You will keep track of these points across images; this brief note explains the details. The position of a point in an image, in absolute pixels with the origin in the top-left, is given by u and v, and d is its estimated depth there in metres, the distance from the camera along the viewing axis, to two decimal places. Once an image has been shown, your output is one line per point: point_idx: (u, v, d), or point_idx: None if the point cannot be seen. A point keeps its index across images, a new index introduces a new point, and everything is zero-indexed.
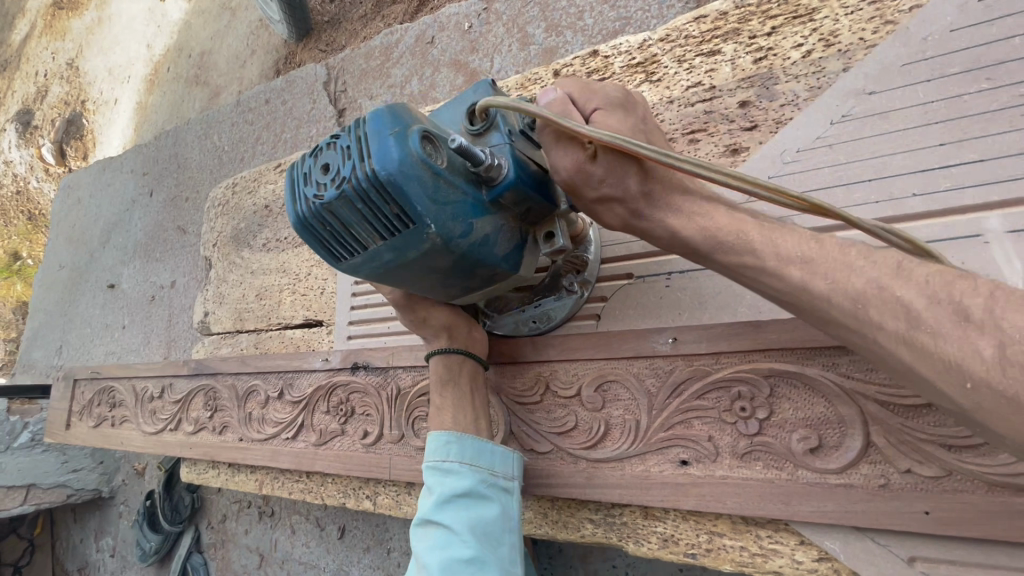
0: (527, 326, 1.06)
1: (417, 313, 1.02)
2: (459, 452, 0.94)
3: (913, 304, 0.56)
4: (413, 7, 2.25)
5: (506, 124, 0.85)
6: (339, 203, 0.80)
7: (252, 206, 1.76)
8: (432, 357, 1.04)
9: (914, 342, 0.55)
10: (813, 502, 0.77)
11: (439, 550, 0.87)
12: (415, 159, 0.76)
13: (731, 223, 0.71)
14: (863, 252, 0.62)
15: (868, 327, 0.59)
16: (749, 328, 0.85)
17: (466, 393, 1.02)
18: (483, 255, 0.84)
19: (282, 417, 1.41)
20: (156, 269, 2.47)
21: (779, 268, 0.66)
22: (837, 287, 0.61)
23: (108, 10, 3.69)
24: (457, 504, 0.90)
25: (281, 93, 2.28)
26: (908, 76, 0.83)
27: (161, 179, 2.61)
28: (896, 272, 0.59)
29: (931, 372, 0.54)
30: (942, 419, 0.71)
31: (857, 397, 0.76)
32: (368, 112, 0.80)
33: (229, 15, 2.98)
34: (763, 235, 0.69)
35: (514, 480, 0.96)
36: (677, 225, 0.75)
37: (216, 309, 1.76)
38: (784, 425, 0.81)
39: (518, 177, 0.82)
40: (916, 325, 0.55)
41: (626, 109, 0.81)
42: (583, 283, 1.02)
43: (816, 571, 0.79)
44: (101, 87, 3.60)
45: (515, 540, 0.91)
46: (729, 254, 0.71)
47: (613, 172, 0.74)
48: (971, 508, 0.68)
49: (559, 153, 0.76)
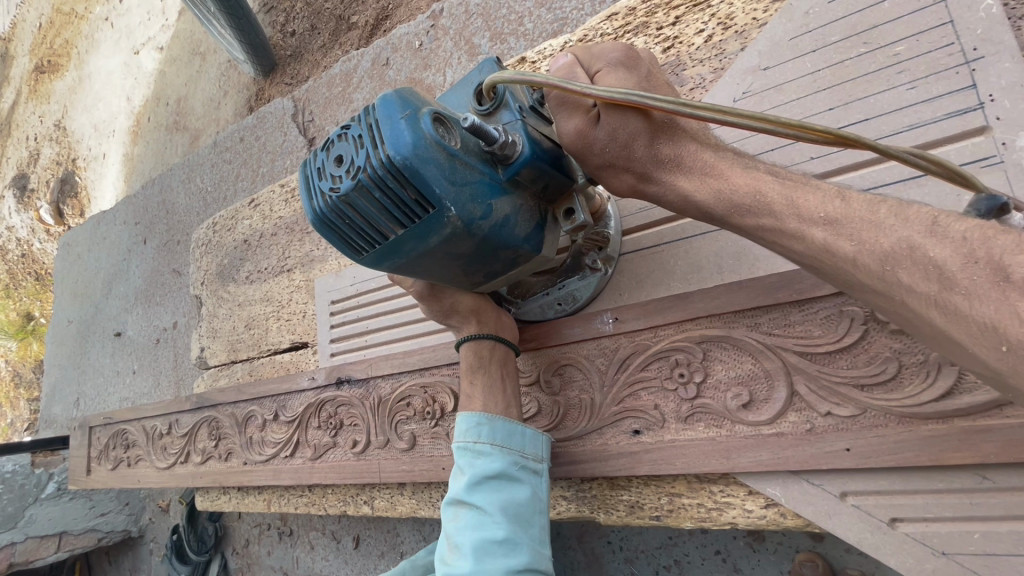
0: (553, 309, 1.06)
1: (443, 299, 1.01)
2: (490, 434, 0.94)
3: (947, 264, 0.52)
4: (367, 32, 2.34)
5: (516, 101, 0.85)
6: (354, 193, 0.79)
7: (232, 242, 1.84)
8: (463, 344, 1.02)
9: (946, 305, 0.52)
10: (751, 453, 0.83)
11: (472, 530, 0.87)
12: (430, 142, 0.76)
13: (750, 181, 0.69)
14: (894, 209, 0.59)
15: (895, 290, 0.56)
16: (677, 301, 0.91)
17: (497, 376, 1.00)
18: (505, 237, 0.84)
19: (279, 437, 1.49)
20: (158, 312, 2.57)
21: (801, 230, 0.64)
22: (864, 247, 0.58)
23: (87, 69, 3.81)
24: (488, 486, 0.90)
25: (254, 129, 2.37)
26: (797, 48, 0.89)
27: (152, 226, 2.71)
28: (930, 230, 0.55)
29: (966, 338, 0.52)
30: (854, 362, 0.78)
31: (779, 351, 0.82)
32: (376, 98, 0.79)
33: (199, 59, 3.09)
34: (782, 192, 0.66)
35: (544, 460, 0.96)
36: (689, 188, 0.75)
37: (210, 343, 1.84)
38: (719, 386, 0.87)
39: (534, 153, 0.82)
40: (948, 287, 0.52)
41: (630, 66, 0.78)
42: (606, 259, 1.01)
43: (765, 517, 0.84)
44: (88, 144, 3.72)
45: (545, 521, 0.92)
46: (747, 215, 0.70)
47: (615, 137, 0.75)
48: (886, 441, 0.74)
49: (565, 118, 0.78)
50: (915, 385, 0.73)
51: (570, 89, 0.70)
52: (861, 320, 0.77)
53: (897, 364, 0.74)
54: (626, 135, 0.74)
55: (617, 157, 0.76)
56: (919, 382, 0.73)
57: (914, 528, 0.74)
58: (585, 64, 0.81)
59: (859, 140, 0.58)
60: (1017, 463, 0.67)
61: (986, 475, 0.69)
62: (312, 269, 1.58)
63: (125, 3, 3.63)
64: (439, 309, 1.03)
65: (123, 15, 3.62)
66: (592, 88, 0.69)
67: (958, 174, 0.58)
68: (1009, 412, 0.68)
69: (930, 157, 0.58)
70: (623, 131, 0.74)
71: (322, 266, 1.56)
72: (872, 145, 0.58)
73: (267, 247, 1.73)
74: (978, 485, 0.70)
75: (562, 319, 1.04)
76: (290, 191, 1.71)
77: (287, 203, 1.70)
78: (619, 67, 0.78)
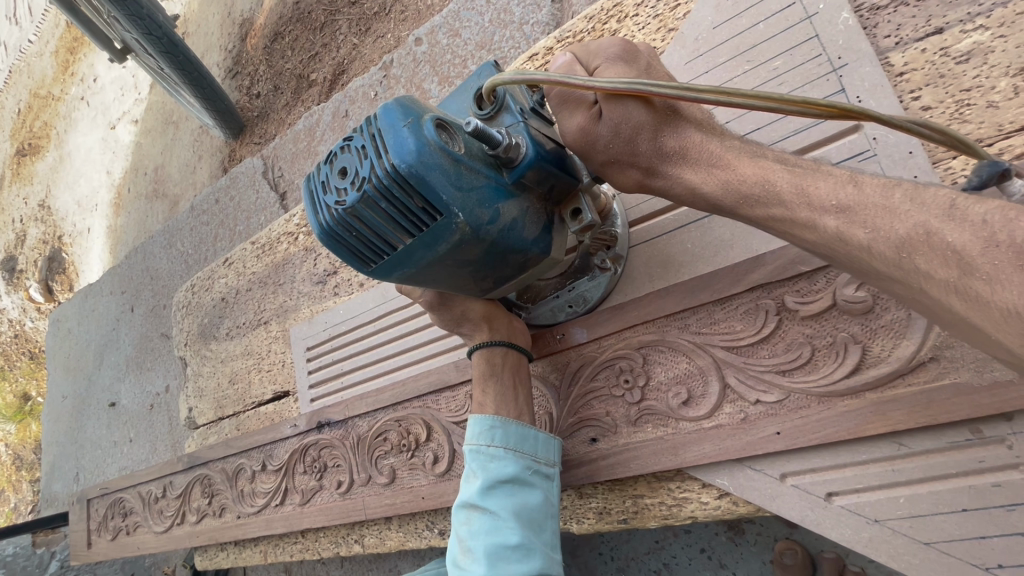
0: (564, 312, 1.04)
1: (453, 309, 1.01)
2: (503, 437, 0.93)
3: (966, 249, 0.49)
4: (326, 88, 2.46)
5: (516, 104, 0.84)
6: (360, 205, 0.77)
7: (211, 301, 1.91)
8: (474, 352, 1.01)
9: (967, 291, 0.49)
10: (695, 447, 0.88)
11: (485, 535, 0.85)
12: (434, 148, 0.75)
13: (757, 171, 0.67)
14: (910, 194, 0.56)
15: (914, 276, 0.54)
16: (613, 312, 0.99)
17: (509, 384, 0.99)
18: (514, 241, 0.82)
19: (268, 486, 1.53)
20: (150, 377, 2.60)
21: (815, 219, 0.61)
22: (879, 236, 0.56)
23: (66, 148, 3.92)
24: (502, 490, 0.89)
25: (227, 190, 2.47)
26: (691, 71, 0.98)
27: (139, 293, 2.77)
28: (949, 214, 0.52)
29: (990, 326, 0.49)
30: (774, 351, 0.84)
31: (707, 347, 0.89)
32: (377, 107, 0.78)
33: (173, 128, 3.21)
34: (793, 182, 0.64)
35: (556, 464, 0.95)
36: (697, 180, 0.72)
37: (198, 403, 1.88)
38: (660, 387, 0.93)
39: (538, 155, 0.81)
40: (967, 271, 0.49)
41: (630, 60, 0.76)
42: (614, 259, 0.99)
43: (720, 507, 0.89)
44: (73, 220, 3.81)
45: (556, 526, 0.91)
46: (758, 206, 0.67)
47: (619, 132, 0.73)
48: (809, 421, 0.79)
49: (568, 116, 0.77)
50: (829, 365, 0.79)
51: (572, 83, 0.69)
52: (775, 311, 0.84)
53: (810, 348, 0.81)
54: (630, 129, 0.73)
55: (622, 152, 0.75)
56: (832, 362, 0.79)
57: (848, 500, 0.78)
58: (584, 61, 0.79)
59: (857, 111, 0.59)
60: (930, 427, 0.72)
61: (903, 441, 0.74)
62: (288, 319, 1.64)
63: (99, 82, 3.78)
64: (450, 318, 1.03)
65: (98, 93, 3.77)
66: (595, 81, 0.68)
67: (959, 142, 0.62)
68: (909, 380, 0.74)
69: (935, 126, 0.61)
70: (626, 125, 0.72)
71: (296, 315, 1.62)
72: (876, 116, 0.59)
73: (243, 303, 1.79)
74: (897, 452, 0.75)
75: (575, 321, 1.03)
76: (260, 247, 1.77)
77: (259, 258, 1.77)
78: (618, 62, 0.75)
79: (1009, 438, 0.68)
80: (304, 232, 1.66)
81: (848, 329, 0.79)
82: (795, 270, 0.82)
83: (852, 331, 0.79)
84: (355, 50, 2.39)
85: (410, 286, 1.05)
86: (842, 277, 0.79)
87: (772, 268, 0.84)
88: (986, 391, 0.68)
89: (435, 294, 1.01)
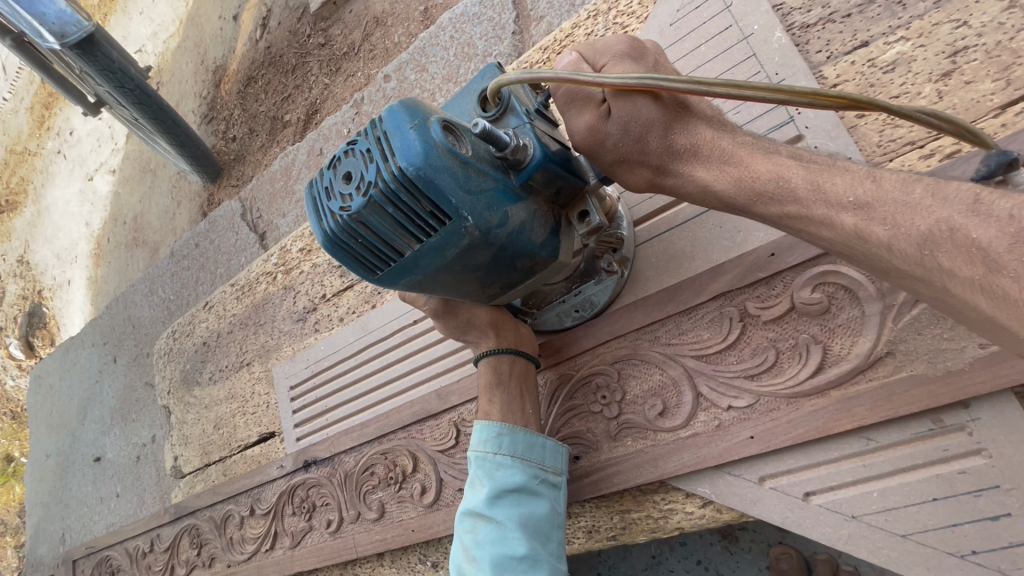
0: (571, 317, 1.02)
1: (459, 315, 0.98)
2: (511, 445, 0.91)
3: (992, 247, 0.49)
4: (300, 127, 2.50)
5: (521, 105, 0.82)
6: (366, 210, 0.77)
7: (193, 346, 1.89)
8: (481, 360, 0.99)
9: (994, 289, 0.49)
10: (675, 458, 0.89)
11: (491, 544, 0.84)
12: (441, 150, 0.74)
13: (772, 167, 0.67)
14: (931, 188, 0.55)
15: (935, 274, 0.53)
16: (586, 329, 1.01)
17: (516, 394, 0.97)
18: (522, 244, 0.81)
19: (257, 532, 1.51)
20: (136, 428, 2.55)
21: (830, 216, 0.61)
22: (898, 232, 0.55)
23: (44, 202, 3.90)
24: (509, 499, 0.88)
25: (207, 235, 2.48)
26: None
27: (121, 343, 2.74)
28: (973, 210, 0.51)
29: (1017, 324, 0.48)
30: (741, 356, 0.86)
31: (678, 357, 0.91)
32: (383, 110, 0.78)
33: (151, 176, 3.22)
34: (807, 178, 0.64)
35: (563, 473, 0.95)
36: (708, 178, 0.72)
37: (183, 451, 1.85)
38: (637, 400, 0.95)
39: (546, 156, 0.79)
40: (994, 269, 0.49)
41: (637, 56, 0.76)
42: (621, 262, 0.97)
43: (705, 516, 0.90)
44: (52, 273, 3.77)
45: (562, 536, 0.91)
46: (771, 203, 0.67)
47: (628, 131, 0.74)
48: (781, 422, 0.81)
49: (576, 115, 0.78)
50: (794, 367, 0.81)
51: (581, 80, 0.69)
52: (738, 318, 0.86)
53: (775, 351, 0.83)
54: (639, 127, 0.73)
55: (632, 151, 0.75)
56: (796, 364, 0.81)
57: (825, 499, 0.79)
58: (590, 59, 0.78)
59: (872, 102, 0.58)
60: (893, 420, 0.75)
61: (869, 436, 0.76)
62: (270, 359, 1.63)
63: (76, 135, 3.80)
64: (456, 326, 1.00)
65: (75, 146, 3.78)
66: (605, 77, 0.68)
67: (966, 130, 0.62)
68: (869, 375, 0.76)
69: (942, 115, 0.61)
70: (637, 124, 0.73)
71: (278, 354, 1.61)
72: (887, 107, 0.59)
73: (226, 345, 1.78)
74: (866, 447, 0.77)
75: (582, 326, 1.01)
76: (240, 288, 1.78)
77: (239, 300, 1.77)
78: (625, 59, 0.75)
79: (969, 425, 0.71)
80: (282, 271, 1.66)
81: (808, 330, 0.82)
82: (754, 276, 0.85)
83: (812, 332, 0.81)
84: (327, 89, 2.44)
85: (414, 294, 1.04)
86: (797, 281, 0.82)
87: (733, 275, 0.87)
88: (941, 381, 0.71)
89: (439, 302, 0.98)
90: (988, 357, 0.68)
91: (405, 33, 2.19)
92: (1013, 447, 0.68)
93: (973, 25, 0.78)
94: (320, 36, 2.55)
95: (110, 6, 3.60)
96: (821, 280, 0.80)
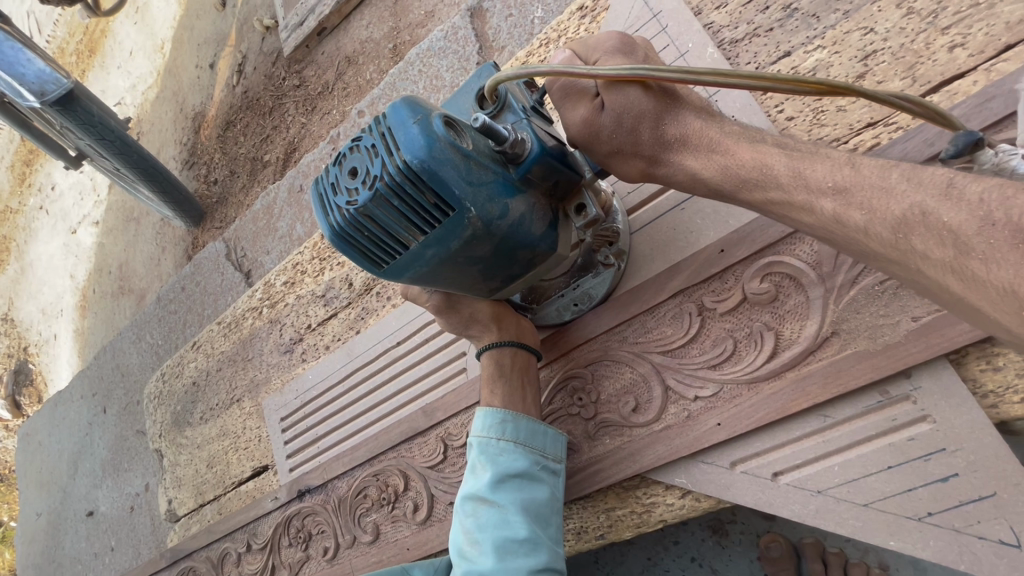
0: (570, 310, 1.04)
1: (461, 309, 0.99)
2: (514, 431, 0.94)
3: (962, 229, 0.52)
4: (280, 166, 2.57)
5: (518, 102, 0.83)
6: (372, 204, 0.77)
7: (182, 388, 1.91)
8: (483, 353, 1.00)
9: (963, 270, 0.52)
10: (651, 451, 0.94)
11: (492, 528, 0.87)
12: (444, 143, 0.75)
13: (755, 155, 0.70)
14: (907, 173, 0.58)
15: (910, 257, 0.57)
16: (560, 334, 1.06)
17: (518, 385, 0.98)
18: (522, 236, 0.82)
19: (256, 567, 1.53)
20: (129, 477, 2.53)
21: (810, 202, 0.64)
22: (875, 217, 0.58)
23: (27, 258, 3.91)
24: (512, 484, 0.90)
25: (193, 277, 2.51)
26: None
27: (111, 393, 2.73)
28: (945, 194, 0.54)
29: (988, 305, 0.51)
30: (703, 348, 0.91)
31: (645, 355, 0.96)
32: (386, 106, 0.78)
33: (135, 224, 3.26)
34: (790, 165, 0.67)
35: (563, 460, 0.97)
36: (696, 166, 0.76)
37: (177, 494, 1.84)
38: (612, 399, 0.99)
39: (543, 150, 0.80)
40: (964, 251, 0.52)
41: (629, 51, 0.80)
42: (618, 254, 0.99)
43: (685, 505, 0.94)
44: (38, 328, 3.75)
45: (561, 520, 0.93)
46: (755, 189, 0.71)
47: (622, 122, 0.77)
48: (744, 407, 0.86)
49: (570, 108, 0.81)
50: (750, 354, 0.87)
51: (577, 73, 0.70)
52: (697, 313, 0.92)
53: (732, 340, 0.88)
54: (632, 118, 0.77)
55: (625, 143, 0.79)
56: (753, 351, 0.87)
57: (792, 477, 0.83)
58: (583, 56, 0.81)
59: (847, 87, 0.62)
60: (844, 395, 0.80)
61: (825, 413, 0.81)
62: (260, 394, 1.65)
63: (58, 190, 3.84)
64: (459, 321, 1.00)
65: (57, 200, 3.82)
66: (599, 69, 0.70)
67: (938, 113, 0.66)
68: (820, 355, 0.82)
69: (918, 99, 0.65)
70: (630, 115, 0.76)
71: (268, 387, 1.63)
72: (864, 91, 0.63)
73: (215, 384, 1.80)
74: (823, 424, 0.81)
75: (582, 318, 1.03)
76: (227, 325, 1.80)
77: (226, 337, 1.80)
78: (618, 53, 0.79)
79: (913, 394, 0.76)
80: (267, 305, 1.70)
81: (761, 318, 0.87)
82: (707, 272, 0.91)
83: (764, 320, 0.87)
84: (305, 128, 2.52)
85: (416, 290, 1.03)
86: (746, 273, 0.88)
87: (687, 273, 0.93)
88: (883, 354, 0.77)
89: (442, 297, 0.98)
90: (921, 328, 0.74)
91: (376, 70, 2.29)
92: (954, 411, 0.74)
93: (878, 30, 0.86)
94: (294, 78, 2.63)
95: (88, 63, 3.69)
96: (768, 270, 0.86)
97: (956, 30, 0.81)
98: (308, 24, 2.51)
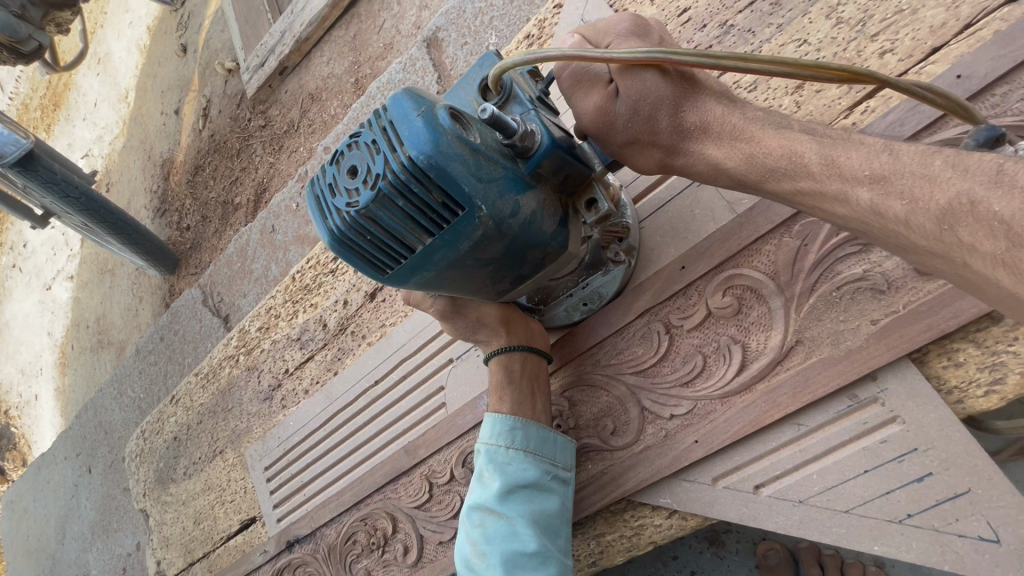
0: (580, 310, 1.00)
1: (467, 315, 0.96)
2: (524, 439, 0.91)
3: (1015, 220, 0.47)
4: (252, 207, 2.55)
5: (524, 93, 0.81)
6: (375, 204, 0.74)
7: (164, 443, 1.86)
8: (492, 359, 0.97)
9: (1016, 263, 0.47)
10: (635, 473, 0.93)
11: (501, 541, 0.84)
12: (451, 137, 0.72)
13: (783, 143, 0.66)
14: (951, 160, 0.54)
15: (957, 250, 0.52)
16: (568, 339, 1.02)
17: (527, 392, 0.95)
18: (533, 235, 0.79)
19: None
20: (119, 538, 2.45)
21: (846, 191, 0.60)
22: (916, 207, 0.54)
23: (3, 318, 3.82)
24: (522, 495, 0.88)
25: (171, 325, 2.47)
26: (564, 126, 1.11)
27: (95, 452, 2.66)
28: (995, 181, 0.49)
29: None
30: (675, 366, 0.91)
31: (618, 377, 0.96)
32: (386, 99, 0.75)
33: (109, 276, 3.20)
34: (822, 153, 0.63)
35: (572, 469, 0.95)
36: (719, 156, 0.72)
37: (166, 554, 1.79)
38: (590, 423, 0.98)
39: (554, 142, 0.77)
40: (1019, 243, 0.47)
41: (642, 34, 0.75)
42: (628, 250, 0.94)
43: (673, 525, 0.93)
44: (18, 389, 3.65)
45: (570, 531, 0.91)
46: (783, 179, 0.67)
47: (637, 110, 0.73)
48: (719, 424, 0.86)
49: (583, 96, 0.77)
50: (721, 369, 0.87)
51: (592, 57, 0.66)
52: (665, 331, 0.92)
53: (702, 356, 0.89)
54: (649, 105, 0.73)
55: (641, 132, 0.75)
56: (722, 365, 0.87)
57: (773, 489, 0.83)
58: (593, 40, 0.79)
59: (869, 75, 0.59)
60: (814, 403, 0.80)
61: (800, 422, 0.81)
62: (241, 443, 1.62)
63: (30, 247, 3.77)
64: (466, 325, 0.98)
65: (30, 258, 3.75)
66: (615, 53, 0.65)
67: (956, 104, 0.63)
68: (786, 365, 0.82)
69: (936, 88, 0.62)
70: (645, 103, 0.72)
71: (249, 437, 1.60)
72: (886, 80, 0.59)
73: (197, 437, 1.76)
74: (798, 433, 0.81)
75: (593, 319, 0.99)
76: (204, 376, 1.77)
77: (205, 388, 1.76)
78: (631, 36, 0.74)
79: (881, 396, 0.76)
80: (243, 352, 1.67)
81: (726, 332, 0.87)
82: (671, 289, 0.91)
83: (730, 333, 0.87)
84: (273, 167, 2.51)
85: (421, 295, 1.00)
86: (708, 288, 0.88)
87: (652, 292, 0.93)
88: (847, 359, 0.77)
89: (447, 300, 0.96)
90: (880, 331, 0.75)
91: (340, 105, 2.29)
92: (922, 410, 0.74)
93: (811, 42, 0.88)
94: (260, 118, 2.63)
95: (52, 117, 3.66)
96: (729, 284, 0.87)
97: (884, 37, 0.83)
98: (269, 64, 2.50)
